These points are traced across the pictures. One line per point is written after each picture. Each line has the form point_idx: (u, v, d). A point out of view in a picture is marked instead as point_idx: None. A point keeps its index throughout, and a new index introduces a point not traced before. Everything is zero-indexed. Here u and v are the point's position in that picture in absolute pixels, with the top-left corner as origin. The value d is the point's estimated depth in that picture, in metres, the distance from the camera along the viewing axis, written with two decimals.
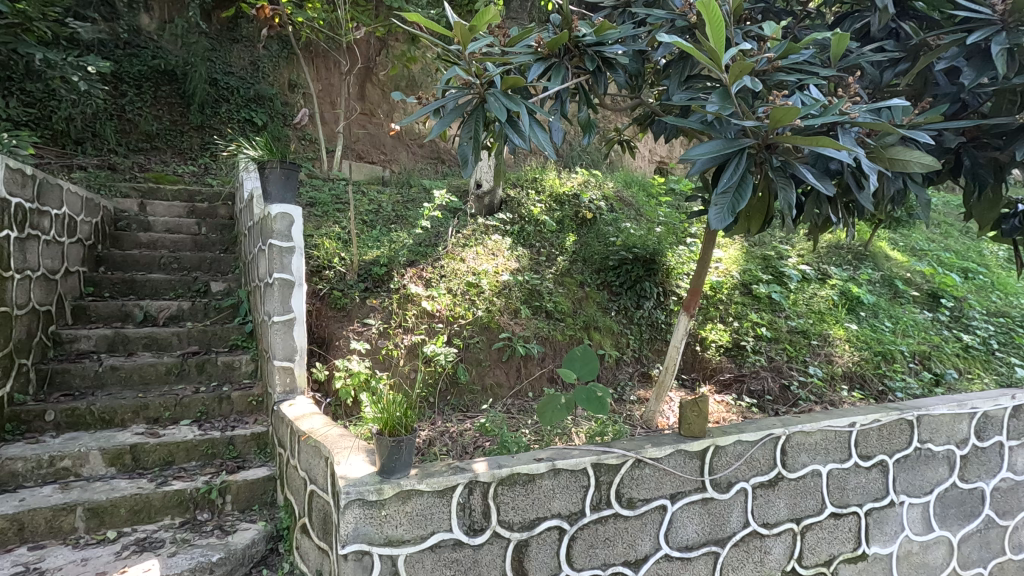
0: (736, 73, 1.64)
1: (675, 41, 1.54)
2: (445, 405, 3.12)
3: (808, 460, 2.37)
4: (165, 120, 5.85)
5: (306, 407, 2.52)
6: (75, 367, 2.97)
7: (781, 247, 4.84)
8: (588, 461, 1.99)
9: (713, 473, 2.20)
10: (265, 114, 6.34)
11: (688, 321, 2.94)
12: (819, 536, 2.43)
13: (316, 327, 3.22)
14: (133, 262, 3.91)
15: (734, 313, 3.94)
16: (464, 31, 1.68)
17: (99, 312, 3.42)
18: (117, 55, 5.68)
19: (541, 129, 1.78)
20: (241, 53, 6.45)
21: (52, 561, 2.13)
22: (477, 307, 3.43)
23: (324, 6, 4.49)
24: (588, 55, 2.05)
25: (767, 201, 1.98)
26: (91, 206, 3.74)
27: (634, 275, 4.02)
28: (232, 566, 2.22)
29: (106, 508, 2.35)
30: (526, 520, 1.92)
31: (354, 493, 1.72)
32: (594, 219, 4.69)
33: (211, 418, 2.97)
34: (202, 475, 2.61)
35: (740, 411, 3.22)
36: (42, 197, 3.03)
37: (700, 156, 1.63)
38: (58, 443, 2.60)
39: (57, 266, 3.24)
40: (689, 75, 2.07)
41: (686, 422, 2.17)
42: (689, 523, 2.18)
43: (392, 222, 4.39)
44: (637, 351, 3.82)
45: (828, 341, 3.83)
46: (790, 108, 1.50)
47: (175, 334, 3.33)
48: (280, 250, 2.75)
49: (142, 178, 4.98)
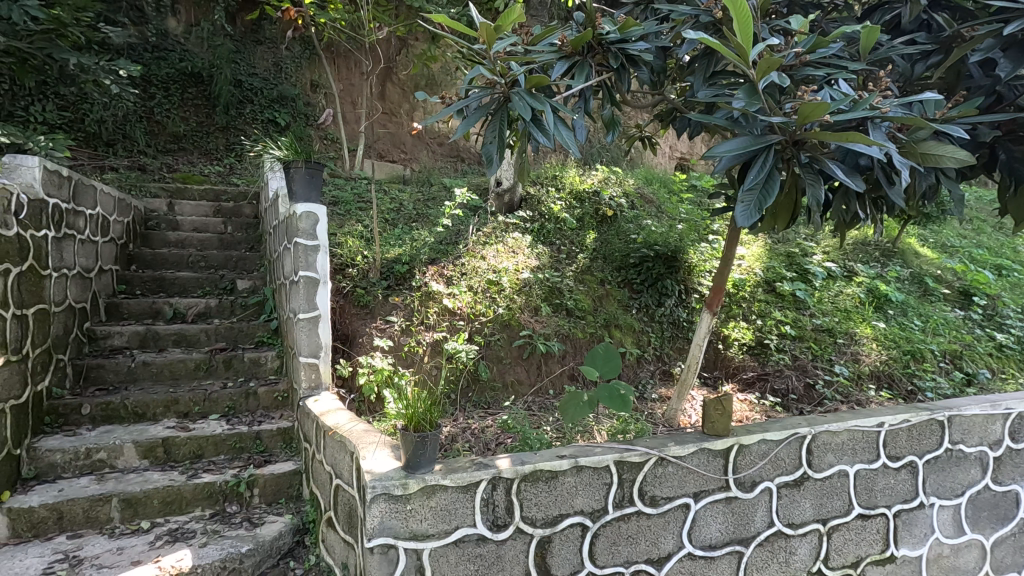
0: (763, 70, 1.62)
1: (701, 38, 1.53)
2: (466, 402, 3.14)
3: (834, 460, 2.34)
4: (192, 122, 5.97)
5: (331, 403, 2.57)
6: (110, 363, 3.07)
7: (806, 244, 4.76)
8: (611, 458, 1.99)
9: (737, 472, 2.18)
10: (288, 114, 6.44)
11: (711, 319, 2.91)
12: (845, 538, 2.39)
13: (340, 324, 3.26)
14: (163, 260, 4.01)
15: (757, 311, 3.89)
16: (489, 32, 1.68)
17: (131, 309, 3.53)
18: (146, 58, 5.83)
19: (566, 127, 1.79)
20: (265, 54, 6.60)
21: (90, 549, 2.20)
22: (498, 304, 3.46)
23: (346, 7, 4.54)
24: (612, 53, 2.04)
25: (794, 198, 1.95)
26: (123, 206, 3.85)
27: (655, 273, 4.00)
28: (261, 557, 2.27)
29: (140, 499, 2.42)
30: (549, 516, 1.94)
31: (379, 488, 1.74)
32: (614, 216, 4.67)
33: (239, 413, 3.04)
34: (231, 468, 2.67)
35: (764, 410, 3.19)
36: (78, 197, 3.13)
37: (726, 153, 1.61)
38: (93, 436, 2.68)
39: (92, 264, 3.34)
40: (714, 71, 2.06)
41: (709, 421, 2.15)
42: (713, 522, 2.17)
43: (413, 221, 4.43)
44: (658, 349, 3.80)
45: (855, 340, 3.76)
46: (819, 104, 1.48)
47: (203, 331, 3.41)
48: (305, 249, 2.78)
49: (170, 178, 5.09)
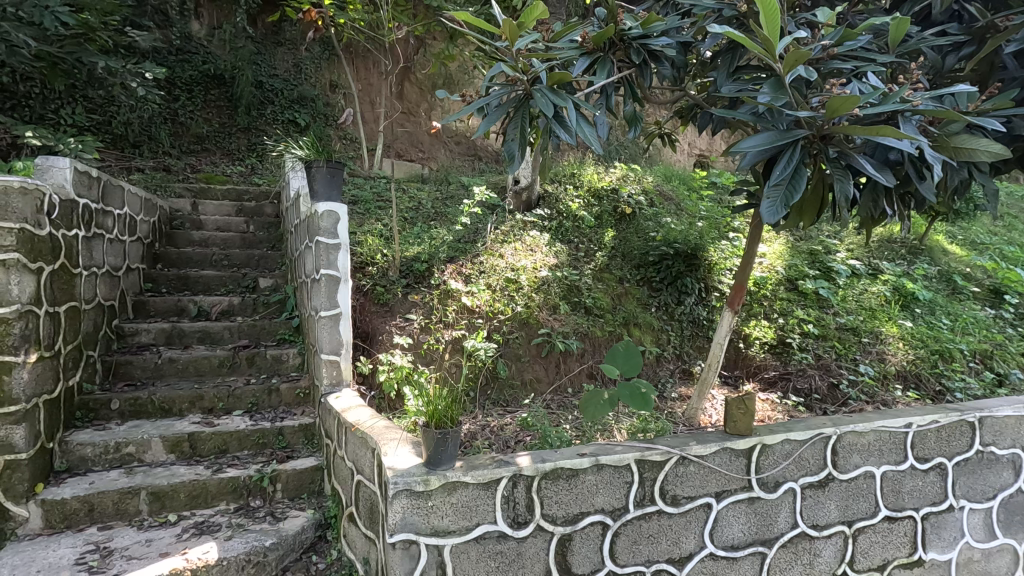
0: (790, 63, 1.59)
1: (727, 31, 1.51)
2: (486, 399, 3.15)
3: (860, 461, 2.30)
4: (214, 123, 6.08)
5: (352, 399, 2.59)
6: (137, 359, 3.14)
7: (829, 241, 4.68)
8: (632, 457, 1.98)
9: (760, 472, 2.16)
10: (308, 114, 6.53)
11: (732, 317, 2.87)
12: (871, 540, 2.35)
13: (360, 322, 3.29)
14: (187, 259, 4.09)
15: (780, 309, 3.84)
16: (512, 28, 1.68)
17: (157, 307, 3.60)
18: (171, 61, 5.94)
19: (588, 124, 1.78)
20: (285, 56, 6.69)
21: (120, 541, 2.26)
22: (516, 303, 3.46)
23: (365, 7, 4.57)
24: (634, 48, 2.03)
25: (821, 194, 1.92)
26: (149, 206, 3.94)
27: (675, 270, 3.96)
28: (284, 551, 2.30)
29: (166, 492, 2.48)
30: (570, 514, 1.93)
31: (401, 483, 1.76)
32: (633, 214, 4.64)
33: (261, 409, 3.08)
34: (254, 463, 2.72)
35: (786, 410, 3.14)
36: (106, 197, 3.21)
37: (751, 148, 1.59)
38: (122, 430, 2.75)
39: (120, 263, 3.42)
40: (738, 66, 2.03)
41: (732, 420, 2.13)
42: (735, 523, 2.14)
43: (432, 220, 4.45)
44: (678, 347, 3.78)
45: (880, 339, 3.68)
46: (850, 97, 1.44)
47: (227, 328, 3.47)
48: (327, 247, 2.81)
49: (194, 178, 5.19)
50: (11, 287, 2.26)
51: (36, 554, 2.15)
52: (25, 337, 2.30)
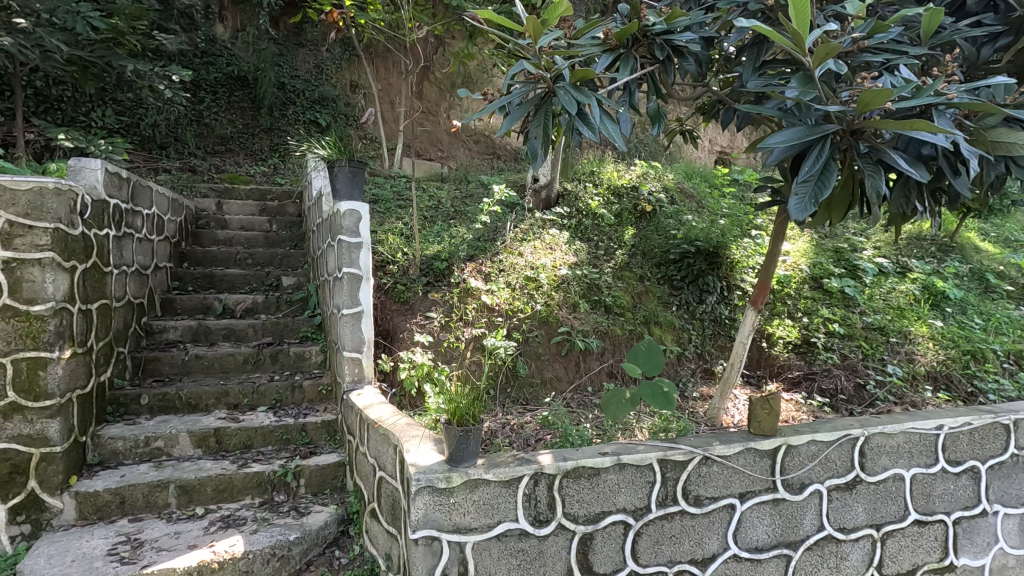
0: (820, 57, 1.55)
1: (755, 25, 1.48)
2: (506, 397, 3.15)
3: (889, 463, 2.25)
4: (238, 124, 6.19)
5: (374, 397, 2.62)
6: (165, 356, 3.22)
7: (855, 239, 4.59)
8: (654, 457, 1.96)
9: (785, 473, 2.12)
10: (329, 115, 6.61)
11: (756, 316, 2.83)
12: (900, 544, 2.30)
13: (381, 319, 3.31)
14: (212, 258, 4.17)
15: (804, 308, 3.78)
16: (535, 26, 1.68)
17: (184, 305, 3.68)
18: (196, 64, 6.06)
19: (612, 121, 1.76)
20: (306, 57, 6.78)
21: (150, 533, 2.32)
22: (536, 301, 3.46)
23: (386, 7, 4.60)
24: (657, 44, 2.01)
25: (851, 191, 1.88)
26: (176, 206, 4.02)
27: (696, 269, 3.91)
28: (308, 545, 2.34)
29: (194, 486, 2.53)
30: (591, 513, 1.93)
31: (424, 480, 1.77)
32: (653, 212, 4.60)
33: (285, 406, 3.13)
34: (278, 459, 2.76)
35: (811, 410, 3.08)
36: (135, 198, 3.28)
37: (779, 144, 1.56)
38: (151, 425, 2.81)
39: (148, 262, 3.50)
40: (764, 60, 1.99)
41: (756, 420, 2.09)
42: (759, 524, 2.11)
43: (451, 218, 4.47)
44: (699, 347, 3.74)
45: (909, 339, 3.59)
46: (882, 90, 1.41)
47: (251, 326, 3.53)
48: (349, 246, 2.83)
49: (218, 178, 5.29)
50: (46, 285, 2.31)
51: (71, 544, 2.21)
52: (60, 334, 2.37)
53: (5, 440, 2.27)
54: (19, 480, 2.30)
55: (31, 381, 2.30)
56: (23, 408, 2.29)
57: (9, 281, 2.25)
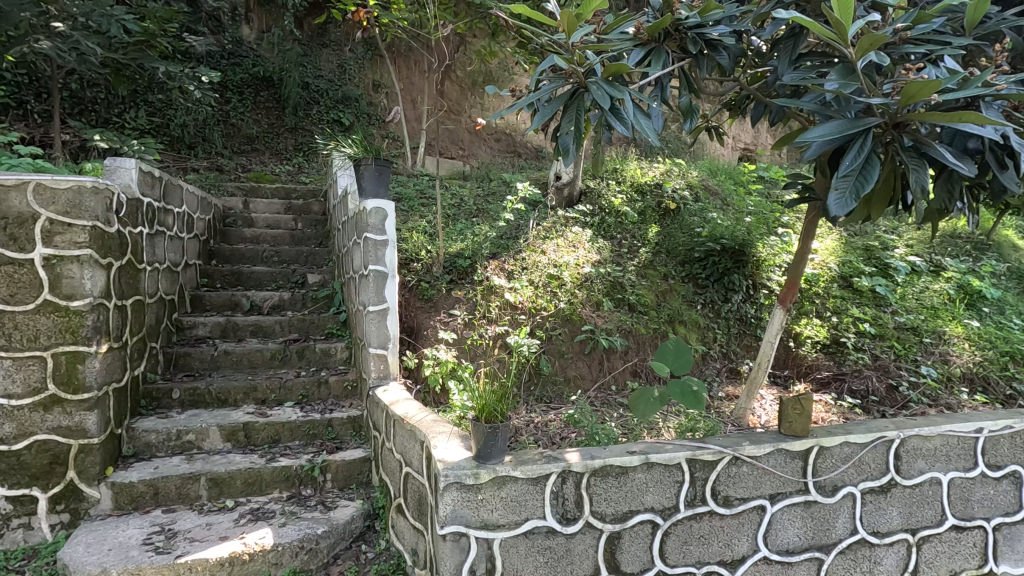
0: (863, 49, 1.52)
1: (795, 17, 1.45)
2: (530, 396, 3.14)
3: (925, 467, 2.19)
4: (264, 124, 6.28)
5: (399, 393, 2.63)
6: (195, 352, 3.28)
7: (886, 237, 4.48)
8: (683, 456, 1.94)
9: (817, 475, 2.08)
10: (352, 114, 6.69)
11: (784, 314, 2.77)
12: (937, 550, 2.24)
13: (405, 317, 3.33)
14: (240, 255, 4.24)
15: (833, 308, 3.71)
16: (571, 19, 1.66)
17: (212, 302, 3.76)
18: (223, 65, 6.18)
19: (645, 116, 1.75)
20: (330, 57, 6.86)
21: (183, 524, 2.37)
22: (559, 299, 3.45)
23: (409, 7, 4.62)
24: (690, 38, 1.98)
25: (892, 185, 1.83)
26: (205, 205, 4.10)
27: (722, 266, 3.85)
28: (335, 539, 2.37)
29: (224, 479, 2.58)
30: (619, 512, 1.91)
31: (452, 476, 1.77)
32: (677, 210, 4.56)
33: (311, 401, 3.17)
34: (305, 453, 2.80)
35: (841, 411, 3.01)
36: (167, 196, 3.35)
37: (818, 138, 1.53)
38: (183, 418, 2.88)
39: (179, 259, 3.57)
40: (800, 53, 1.95)
41: (787, 420, 2.05)
42: (790, 527, 2.08)
43: (474, 216, 4.48)
44: (724, 346, 3.70)
45: (943, 340, 3.48)
46: (929, 82, 1.38)
47: (278, 322, 3.58)
48: (374, 244, 2.86)
49: (244, 178, 5.35)
50: (84, 281, 2.37)
51: (108, 533, 2.27)
52: (97, 329, 2.43)
53: (46, 431, 2.34)
54: (59, 471, 2.37)
55: (70, 374, 2.36)
56: (63, 400, 2.35)
57: (50, 278, 2.31)
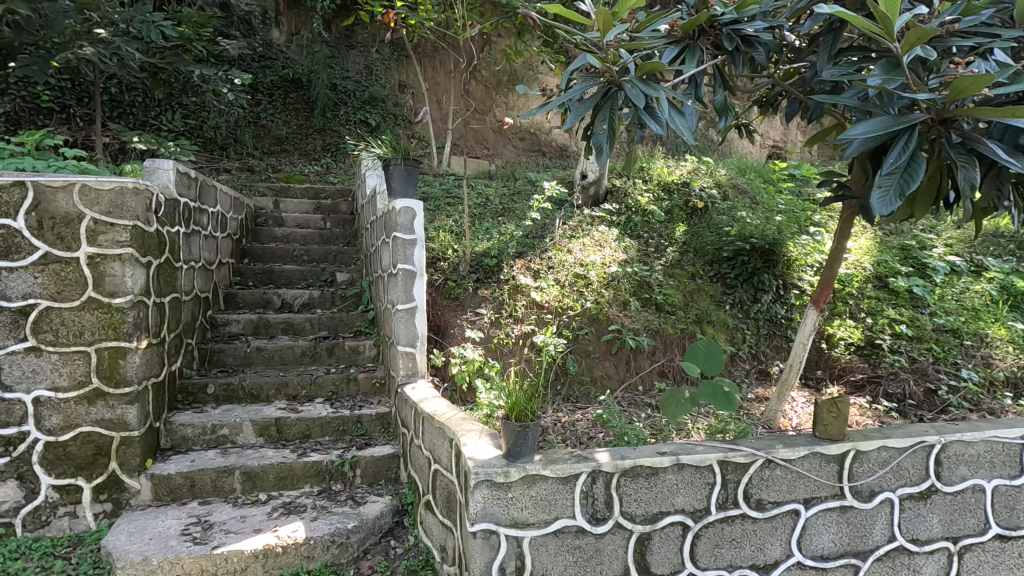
0: (909, 43, 1.48)
1: (838, 11, 1.42)
2: (557, 395, 3.13)
3: (967, 473, 2.12)
4: (293, 125, 6.40)
5: (428, 391, 2.65)
6: (229, 348, 3.36)
7: (924, 236, 4.35)
8: (715, 458, 1.92)
9: (853, 480, 2.03)
10: (379, 114, 6.77)
11: (817, 315, 2.70)
12: (980, 560, 2.17)
13: (432, 316, 3.36)
14: (271, 254, 4.33)
15: (867, 309, 3.62)
16: (606, 18, 1.66)
17: (245, 299, 3.84)
18: (254, 68, 6.32)
19: (680, 115, 1.72)
20: (357, 58, 6.95)
21: (218, 516, 2.43)
22: (586, 299, 3.43)
23: (436, 7, 4.64)
24: (725, 35, 1.97)
25: (938, 183, 1.79)
26: (237, 204, 4.19)
27: (751, 266, 3.79)
28: (365, 534, 2.41)
29: (257, 473, 2.64)
30: (649, 513, 1.90)
31: (483, 474, 1.78)
32: (705, 208, 4.51)
33: (341, 397, 3.23)
34: (335, 449, 2.85)
35: (877, 415, 2.94)
36: (202, 196, 3.44)
37: (862, 135, 1.49)
38: (217, 414, 2.95)
39: (213, 257, 3.66)
40: (840, 48, 1.90)
41: (822, 423, 2.00)
42: (825, 532, 2.03)
43: (501, 215, 4.50)
44: (754, 347, 3.64)
45: (985, 342, 3.36)
46: (980, 76, 1.34)
47: (308, 320, 3.65)
48: (403, 242, 2.89)
49: (274, 178, 5.45)
50: (126, 279, 2.45)
51: (148, 523, 2.35)
52: (138, 325, 2.51)
53: (90, 424, 2.43)
54: (102, 462, 2.45)
55: (113, 369, 2.44)
56: (106, 394, 2.44)
57: (93, 276, 2.40)
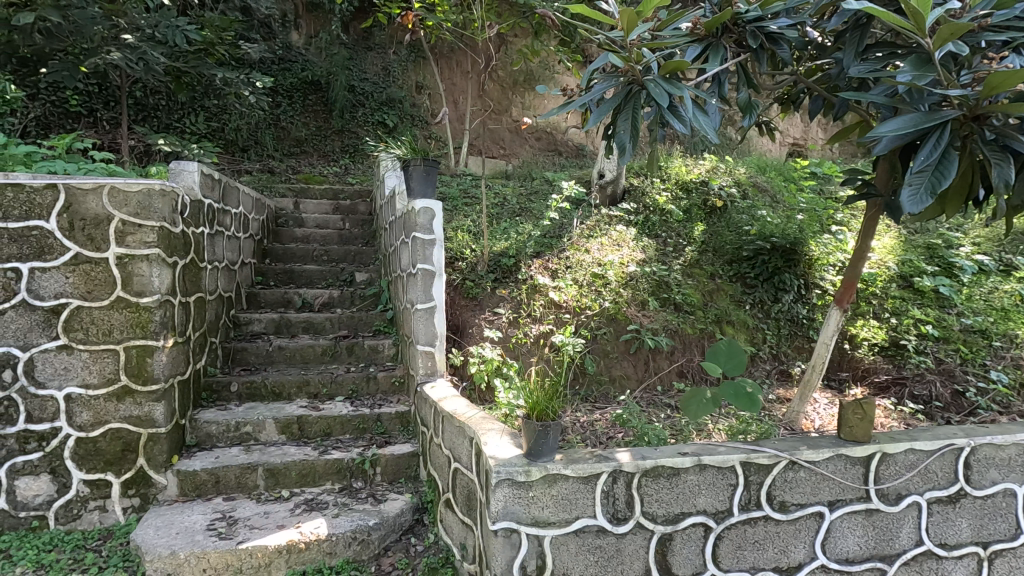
0: (941, 38, 1.45)
1: (867, 7, 1.39)
2: (575, 395, 3.13)
3: (998, 477, 2.07)
4: (313, 126, 6.48)
5: (447, 390, 2.66)
6: (252, 347, 3.42)
7: (951, 235, 4.27)
8: (737, 459, 1.90)
9: (879, 482, 2.00)
10: (396, 115, 6.82)
11: (841, 315, 2.66)
12: (1011, 566, 2.12)
13: (451, 315, 3.38)
14: (292, 254, 4.38)
15: (891, 309, 3.56)
16: (630, 17, 1.64)
17: (267, 299, 3.90)
18: (274, 70, 6.41)
19: (704, 113, 1.71)
20: (375, 60, 7.02)
21: (242, 512, 2.47)
22: (604, 298, 3.42)
23: (454, 8, 4.65)
24: (749, 32, 1.96)
25: (970, 180, 1.76)
26: (259, 205, 4.26)
27: (772, 266, 3.75)
28: (386, 532, 2.43)
29: (280, 470, 2.68)
30: (671, 514, 1.89)
31: (504, 473, 1.79)
32: (724, 207, 4.48)
33: (361, 396, 3.26)
34: (356, 447, 2.88)
35: (902, 417, 2.88)
36: (225, 197, 3.50)
37: (892, 133, 1.46)
38: (240, 411, 3.00)
39: (236, 257, 3.72)
40: (867, 44, 1.87)
41: (847, 425, 1.97)
42: (850, 535, 2.00)
43: (518, 214, 4.51)
44: (775, 347, 3.59)
45: (1016, 343, 3.28)
46: (1015, 72, 1.31)
47: (328, 319, 3.69)
48: (423, 242, 2.90)
49: (294, 179, 5.53)
50: (153, 279, 2.50)
51: (175, 518, 2.40)
52: (164, 324, 2.56)
53: (119, 420, 2.49)
54: (130, 457, 2.51)
55: (140, 367, 2.50)
56: (133, 391, 2.49)
57: (122, 276, 2.45)
